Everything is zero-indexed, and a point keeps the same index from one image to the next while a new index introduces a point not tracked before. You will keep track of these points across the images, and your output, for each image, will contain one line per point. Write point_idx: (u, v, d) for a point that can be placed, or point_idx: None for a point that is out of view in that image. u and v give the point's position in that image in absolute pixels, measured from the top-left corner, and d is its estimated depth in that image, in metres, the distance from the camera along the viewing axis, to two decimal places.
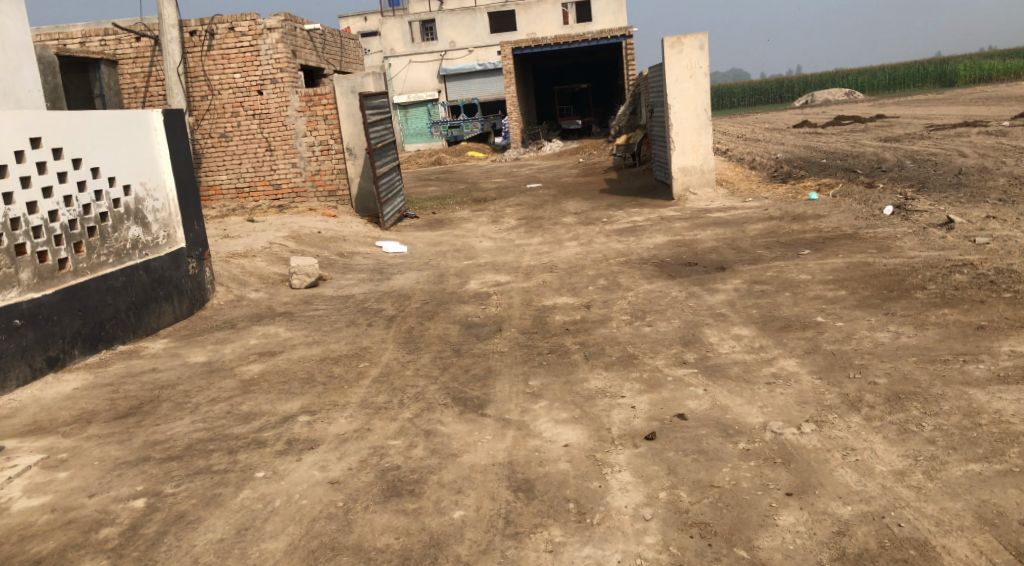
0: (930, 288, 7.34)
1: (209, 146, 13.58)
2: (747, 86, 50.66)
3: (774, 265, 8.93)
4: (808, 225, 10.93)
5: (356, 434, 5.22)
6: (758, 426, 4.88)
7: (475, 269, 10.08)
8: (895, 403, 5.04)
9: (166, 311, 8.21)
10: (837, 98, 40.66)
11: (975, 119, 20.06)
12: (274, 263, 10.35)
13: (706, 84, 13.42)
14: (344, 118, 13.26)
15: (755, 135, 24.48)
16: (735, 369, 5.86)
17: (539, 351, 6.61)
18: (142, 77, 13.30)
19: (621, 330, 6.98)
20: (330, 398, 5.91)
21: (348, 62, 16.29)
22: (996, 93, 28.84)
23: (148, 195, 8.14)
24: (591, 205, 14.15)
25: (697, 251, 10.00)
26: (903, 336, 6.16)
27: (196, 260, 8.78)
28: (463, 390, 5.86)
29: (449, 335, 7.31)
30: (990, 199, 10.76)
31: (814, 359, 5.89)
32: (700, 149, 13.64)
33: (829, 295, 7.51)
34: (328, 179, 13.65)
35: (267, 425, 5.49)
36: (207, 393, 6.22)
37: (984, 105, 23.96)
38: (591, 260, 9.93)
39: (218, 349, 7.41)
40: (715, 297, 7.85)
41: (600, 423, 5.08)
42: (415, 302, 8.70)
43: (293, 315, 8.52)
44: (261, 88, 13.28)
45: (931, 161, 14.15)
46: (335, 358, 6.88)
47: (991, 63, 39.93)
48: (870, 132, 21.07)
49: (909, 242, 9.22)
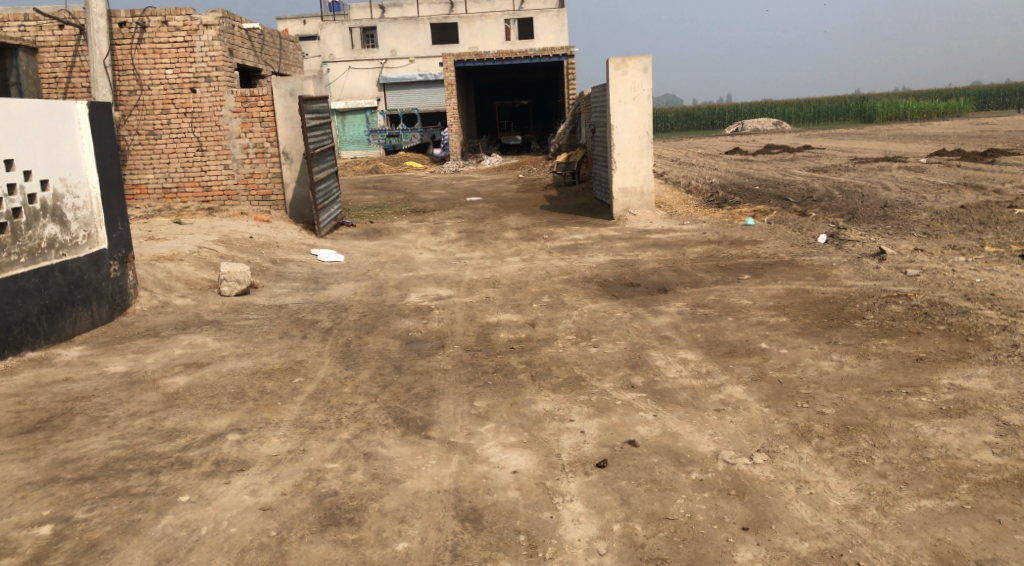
0: (868, 317, 7.38)
1: (136, 143, 13.00)
2: (680, 111, 51.54)
3: (715, 289, 8.91)
4: (747, 250, 11.00)
5: (291, 456, 4.91)
6: (710, 456, 4.75)
7: (415, 282, 9.82)
8: (844, 434, 4.94)
9: (84, 316, 7.73)
10: (765, 127, 41.68)
11: (896, 154, 20.69)
12: (203, 268, 9.91)
13: (649, 106, 13.45)
14: (282, 121, 12.89)
15: (689, 159, 24.83)
16: (683, 394, 5.74)
17: (483, 370, 6.39)
18: (64, 68, 12.68)
19: (567, 350, 6.83)
20: (262, 416, 5.58)
21: (287, 65, 15.86)
22: (912, 131, 29.96)
23: (68, 191, 7.67)
24: (531, 221, 14.03)
25: (638, 272, 9.95)
26: (847, 365, 6.13)
27: (118, 262, 8.31)
28: (404, 409, 5.61)
29: (389, 350, 7.05)
30: (918, 231, 11.01)
31: (761, 387, 5.80)
32: (641, 170, 13.67)
33: (771, 321, 7.50)
34: (261, 183, 13.21)
35: (193, 443, 5.14)
36: (127, 406, 5.82)
37: (904, 141, 24.80)
38: (533, 276, 9.79)
39: (139, 359, 6.98)
40: (659, 319, 7.76)
41: (549, 448, 4.89)
42: (353, 314, 8.39)
43: (223, 324, 8.12)
44: (195, 86, 12.80)
45: (859, 192, 14.48)
46: (267, 372, 6.53)
47: (908, 102, 41.54)
48: (799, 161, 21.54)
49: (844, 271, 9.32)
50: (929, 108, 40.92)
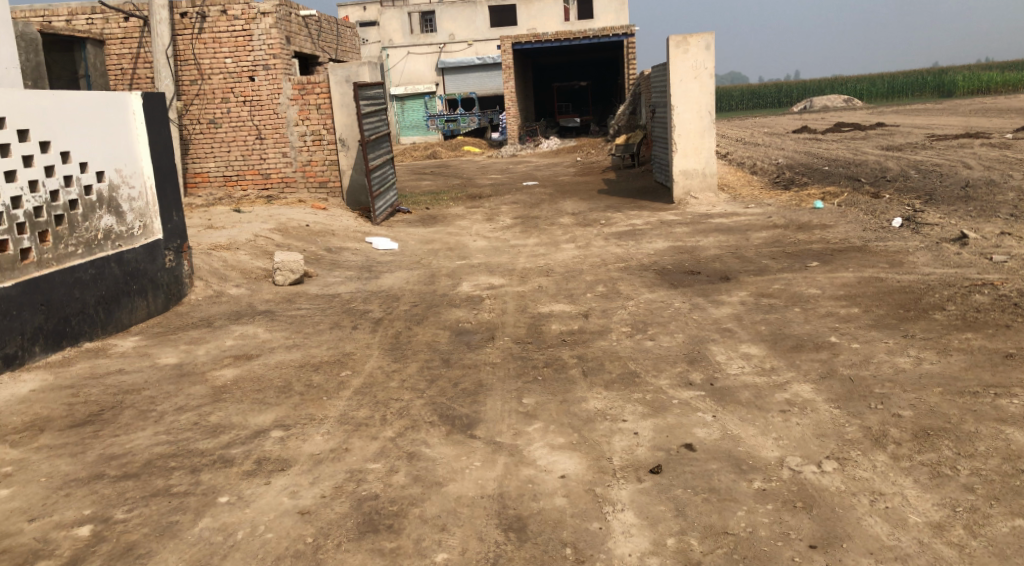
0: (949, 308, 6.92)
1: (197, 132, 13.08)
2: (744, 90, 50.20)
3: (781, 277, 8.50)
4: (815, 234, 10.51)
5: (333, 455, 4.76)
6: (774, 463, 4.44)
7: (468, 270, 9.63)
8: (923, 440, 4.57)
9: (140, 306, 7.73)
10: (836, 105, 40.34)
11: (976, 130, 19.72)
12: (258, 257, 9.88)
13: (711, 86, 12.97)
14: (338, 108, 12.73)
15: (755, 139, 24.10)
16: (745, 393, 5.41)
17: (534, 365, 6.15)
18: (129, 59, 12.79)
19: (622, 343, 6.55)
20: (307, 411, 5.45)
21: (344, 51, 15.79)
22: (993, 105, 28.63)
23: (123, 182, 7.66)
24: (589, 206, 13.71)
25: (699, 259, 9.57)
26: (926, 362, 5.72)
27: (173, 253, 8.30)
28: (451, 406, 5.41)
29: (438, 342, 6.87)
30: (1001, 213, 10.37)
31: (830, 386, 5.44)
32: (703, 152, 13.20)
33: (841, 313, 7.08)
34: (319, 170, 13.15)
35: (236, 440, 5.04)
36: (174, 400, 5.75)
37: (984, 117, 23.62)
38: (589, 265, 9.50)
39: (190, 350, 6.94)
40: (720, 309, 7.42)
41: (600, 451, 4.64)
42: (404, 304, 8.24)
43: (274, 315, 8.06)
44: (253, 74, 12.80)
45: (936, 171, 13.78)
46: (315, 365, 6.41)
47: (990, 76, 39.76)
48: (871, 140, 20.70)
49: (921, 257, 8.80)
50: (1012, 81, 39.05)
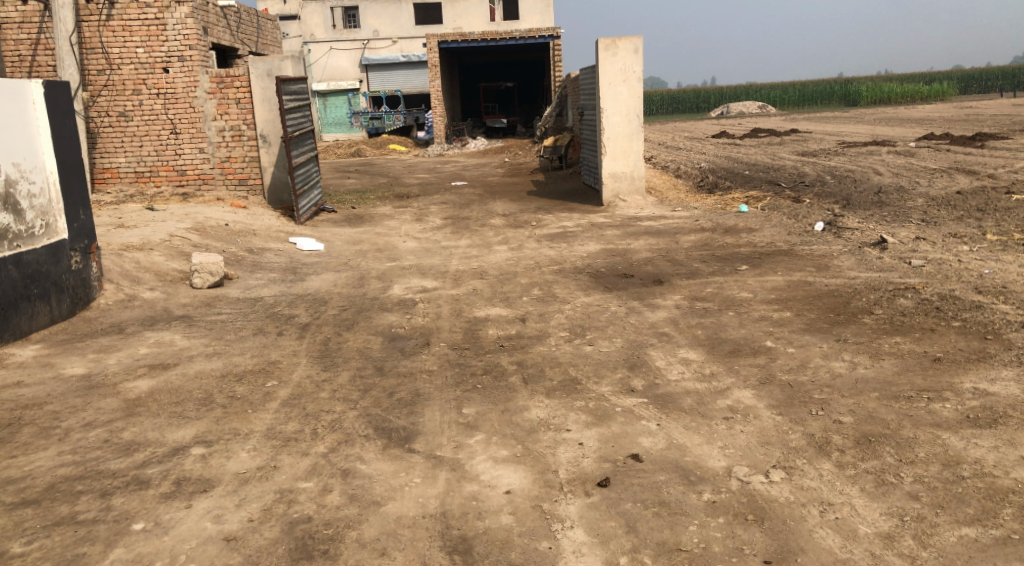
0: (877, 312, 6.99)
1: (107, 125, 12.41)
2: (664, 95, 50.96)
3: (713, 280, 8.49)
4: (742, 238, 10.59)
5: (260, 474, 4.47)
6: (722, 473, 4.33)
7: (399, 272, 9.35)
8: (865, 447, 4.53)
9: (42, 312, 7.21)
10: (751, 111, 41.31)
11: (884, 138, 20.39)
12: (174, 259, 9.39)
13: (639, 89, 12.97)
14: (259, 103, 12.30)
15: (676, 142, 24.39)
16: (688, 400, 5.31)
17: (471, 372, 5.93)
18: (28, 45, 12.05)
19: (560, 349, 6.39)
20: (230, 426, 5.11)
21: (265, 45, 15.26)
22: (896, 114, 29.71)
23: (22, 178, 7.13)
24: (519, 207, 13.56)
25: (632, 262, 9.50)
26: (861, 367, 5.72)
27: (80, 254, 7.79)
28: (386, 418, 5.16)
29: (370, 349, 6.59)
30: (916, 218, 10.64)
31: (771, 392, 5.39)
32: (631, 154, 13.20)
33: (774, 317, 7.07)
34: (238, 167, 12.64)
35: (152, 459, 4.68)
36: (81, 415, 5.33)
37: (890, 125, 24.46)
38: (523, 267, 9.33)
39: (99, 360, 6.48)
40: (656, 314, 7.34)
41: (544, 463, 4.46)
42: (332, 308, 7.91)
43: (193, 320, 7.63)
44: (167, 66, 12.23)
45: (851, 177, 14.12)
46: (238, 375, 6.05)
47: (892, 86, 41.30)
48: (787, 145, 21.18)
49: (845, 261, 8.92)
50: (913, 91, 40.66)
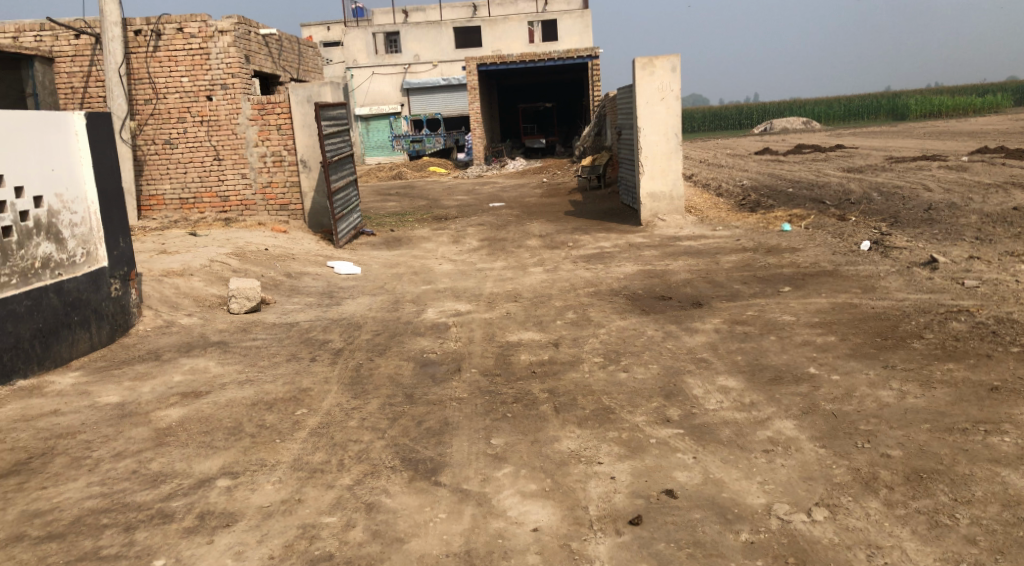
0: (927, 336, 6.71)
1: (152, 153, 12.61)
2: (706, 112, 50.55)
3: (754, 302, 8.27)
4: (785, 258, 10.33)
5: (284, 507, 4.40)
6: (760, 511, 4.15)
7: (433, 296, 9.28)
8: (916, 484, 4.31)
9: (82, 338, 7.26)
10: (795, 127, 40.74)
11: (933, 152, 19.89)
12: (213, 283, 9.42)
13: (678, 108, 12.79)
14: (299, 128, 12.34)
15: (719, 160, 24.09)
16: (727, 431, 5.11)
17: (502, 400, 5.80)
18: (80, 77, 12.31)
19: (594, 376, 6.23)
20: (257, 456, 5.05)
21: (306, 70, 15.41)
22: (946, 128, 29.01)
23: (64, 208, 7.21)
24: (556, 228, 13.43)
25: (670, 284, 9.31)
26: (910, 396, 5.46)
27: (120, 281, 7.84)
28: (414, 449, 5.04)
29: (401, 376, 6.49)
30: (968, 236, 10.28)
31: (814, 422, 5.17)
32: (670, 173, 13.00)
33: (818, 341, 6.83)
34: (279, 193, 12.71)
35: (178, 491, 4.64)
36: (112, 445, 5.32)
37: (940, 139, 23.87)
38: (558, 289, 9.20)
39: (134, 388, 6.48)
40: (694, 338, 7.14)
41: (574, 499, 4.35)
42: (366, 333, 7.85)
43: (228, 346, 7.62)
44: (211, 94, 12.38)
45: (899, 193, 13.74)
46: (269, 403, 5.99)
47: (942, 99, 40.39)
48: (833, 161, 20.77)
49: (893, 282, 8.62)
50: (964, 104, 39.68)
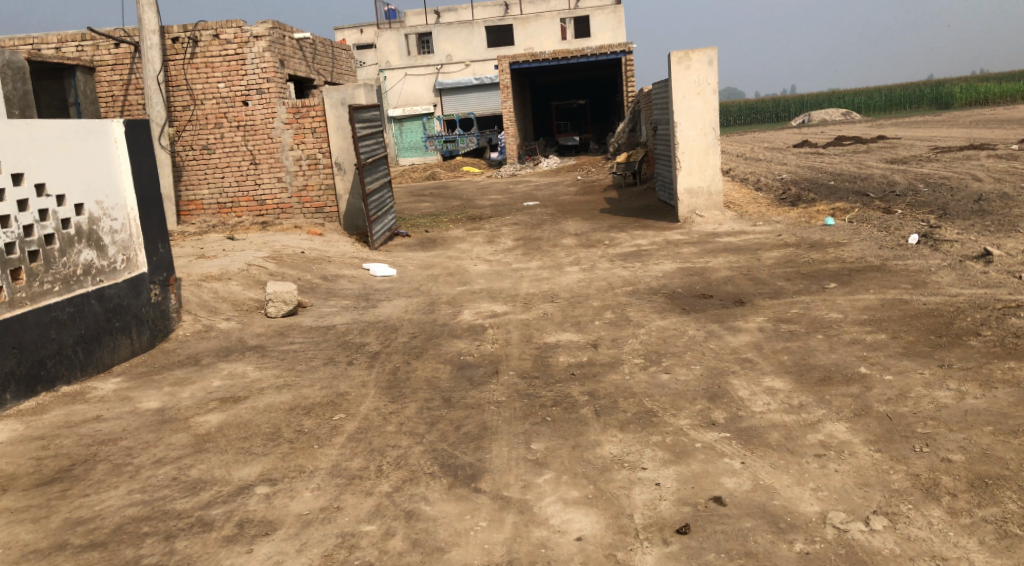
0: (984, 333, 6.46)
1: (191, 158, 12.69)
2: (742, 106, 49.91)
3: (798, 300, 8.06)
4: (829, 253, 10.08)
5: (322, 515, 4.33)
6: (815, 519, 4.10)
7: (469, 297, 9.20)
8: (982, 491, 4.23)
9: (123, 344, 7.28)
10: (834, 118, 40.04)
11: (980, 141, 19.34)
12: (251, 287, 9.43)
13: (715, 101, 12.57)
14: (334, 131, 12.35)
15: (756, 154, 23.71)
16: (775, 435, 4.95)
17: (541, 404, 5.68)
18: (120, 85, 12.42)
19: (635, 377, 6.09)
20: (296, 463, 4.99)
21: (340, 73, 15.43)
22: (992, 117, 28.24)
23: (104, 215, 7.23)
24: (592, 226, 13.28)
25: (710, 281, 9.13)
26: (970, 397, 5.24)
27: (159, 286, 7.86)
28: (452, 454, 4.95)
29: (439, 379, 6.40)
30: (1021, 228, 9.94)
31: (867, 424, 4.99)
32: (708, 168, 12.78)
33: (868, 339, 6.62)
34: (315, 196, 12.72)
35: (217, 498, 4.60)
36: (152, 451, 5.29)
37: (987, 128, 23.24)
38: (596, 288, 9.06)
39: (174, 393, 6.47)
40: (737, 337, 6.96)
41: (618, 506, 4.26)
42: (402, 335, 7.78)
43: (266, 350, 7.60)
44: (247, 98, 12.42)
45: (945, 185, 13.36)
46: (307, 408, 5.93)
47: (987, 86, 39.38)
48: (874, 153, 20.31)
49: (945, 276, 8.35)
50: (1009, 92, 38.66)
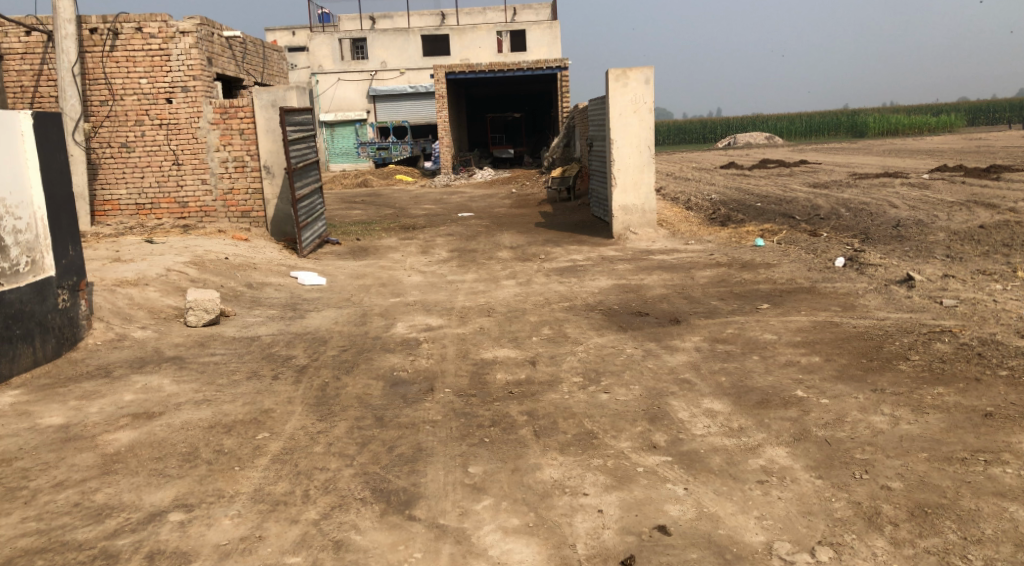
0: (913, 358, 6.51)
1: (108, 156, 12.09)
2: (671, 126, 50.77)
3: (733, 320, 8.04)
4: (760, 274, 10.13)
5: (243, 546, 4.08)
6: (761, 550, 4.02)
7: (402, 309, 8.92)
8: (922, 520, 4.17)
9: (24, 353, 6.79)
10: (757, 142, 41.01)
11: (895, 169, 19.93)
12: (170, 294, 8.96)
13: (651, 120, 12.58)
14: (263, 134, 11.93)
15: (684, 173, 24.02)
16: (717, 459, 4.84)
17: (478, 424, 5.46)
18: (31, 76, 11.77)
19: (574, 397, 5.92)
20: (214, 486, 4.66)
21: (271, 75, 14.99)
22: (905, 146, 29.30)
23: (6, 213, 6.75)
24: (527, 240, 13.14)
25: (646, 299, 9.05)
26: (904, 423, 5.22)
27: (68, 291, 7.37)
28: (385, 478, 4.70)
29: (370, 396, 6.13)
30: (939, 254, 10.18)
31: (808, 449, 4.93)
32: (642, 186, 12.78)
33: (803, 362, 6.60)
34: (241, 199, 12.26)
35: (125, 526, 4.26)
36: (53, 473, 4.89)
37: (901, 156, 24.04)
38: (532, 303, 8.90)
39: (81, 408, 6.03)
40: (675, 357, 6.87)
41: (560, 536, 4.11)
42: (332, 348, 7.46)
43: (184, 361, 7.20)
44: (171, 96, 11.92)
45: (866, 210, 13.67)
46: (227, 426, 5.59)
47: (899, 117, 40.89)
48: (798, 176, 20.76)
49: (871, 300, 8.45)
50: (921, 122, 40.16)
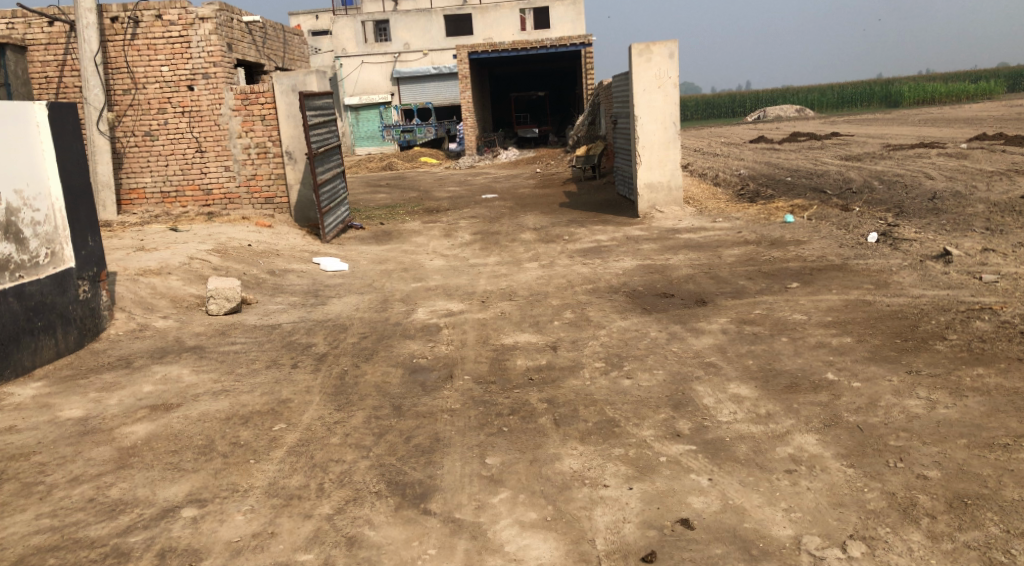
0: (951, 337, 6.26)
1: (132, 145, 12.08)
2: (699, 101, 50.06)
3: (761, 300, 7.82)
4: (790, 251, 9.88)
5: (255, 543, 4.00)
6: (788, 545, 3.86)
7: (424, 294, 8.81)
8: (961, 512, 3.99)
9: (46, 345, 6.77)
10: (788, 115, 40.30)
11: (931, 139, 19.42)
12: (192, 283, 8.92)
13: (676, 96, 12.31)
14: (284, 119, 11.84)
15: (713, 148, 23.62)
16: (743, 448, 4.67)
17: (498, 413, 5.33)
18: (54, 66, 11.77)
19: (596, 383, 5.77)
20: (229, 480, 4.59)
21: (292, 59, 14.89)
22: (942, 115, 28.55)
23: (24, 205, 6.72)
24: (551, 220, 12.96)
25: (672, 279, 8.86)
26: (941, 407, 5.01)
27: (88, 282, 7.34)
28: (401, 470, 4.59)
29: (389, 384, 6.03)
30: (977, 227, 9.84)
31: (839, 436, 4.74)
32: (668, 163, 12.53)
33: (834, 343, 6.39)
34: (264, 185, 12.20)
35: (138, 523, 4.20)
36: (69, 468, 4.84)
37: (936, 126, 23.43)
38: (555, 286, 8.74)
39: (100, 400, 5.99)
40: (701, 340, 6.69)
41: (579, 531, 3.98)
42: (352, 336, 7.37)
43: (204, 351, 7.15)
44: (192, 83, 11.86)
45: (900, 182, 13.29)
46: (244, 417, 5.51)
47: (935, 86, 39.90)
48: (830, 149, 20.31)
49: (906, 277, 8.18)
50: (957, 91, 39.13)
